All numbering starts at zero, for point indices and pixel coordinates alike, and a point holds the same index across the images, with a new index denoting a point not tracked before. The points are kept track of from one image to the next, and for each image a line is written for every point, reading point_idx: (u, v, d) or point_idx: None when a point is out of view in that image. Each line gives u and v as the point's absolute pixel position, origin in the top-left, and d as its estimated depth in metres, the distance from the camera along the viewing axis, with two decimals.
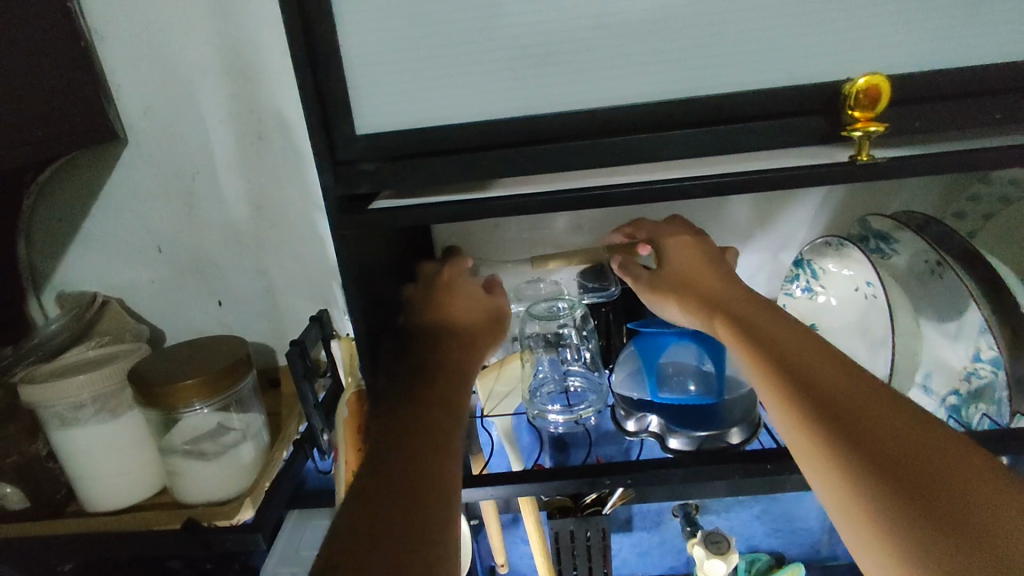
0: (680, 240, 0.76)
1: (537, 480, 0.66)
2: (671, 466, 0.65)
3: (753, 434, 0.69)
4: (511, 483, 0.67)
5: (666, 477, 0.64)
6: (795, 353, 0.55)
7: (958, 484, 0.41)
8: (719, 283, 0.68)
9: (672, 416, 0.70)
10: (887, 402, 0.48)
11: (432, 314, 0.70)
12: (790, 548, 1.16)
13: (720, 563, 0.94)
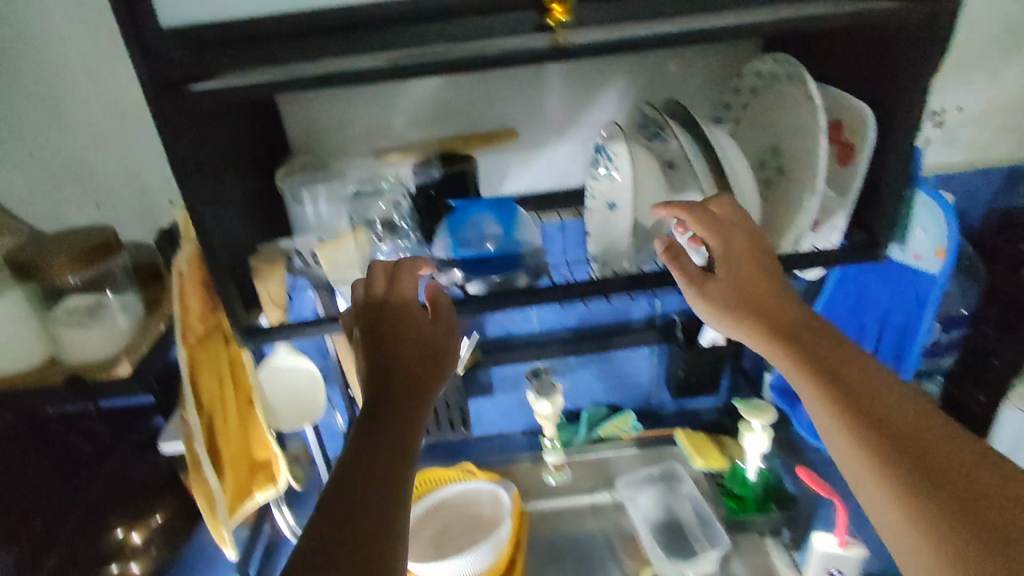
0: (736, 224, 0.81)
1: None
2: (461, 303, 0.84)
3: (534, 279, 0.90)
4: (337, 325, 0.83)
5: (458, 311, 0.84)
6: (814, 356, 0.72)
7: (969, 472, 0.60)
8: (753, 275, 0.80)
9: (472, 267, 0.88)
10: (876, 398, 0.67)
11: (398, 341, 0.73)
12: (624, 401, 1.43)
13: (546, 403, 1.17)
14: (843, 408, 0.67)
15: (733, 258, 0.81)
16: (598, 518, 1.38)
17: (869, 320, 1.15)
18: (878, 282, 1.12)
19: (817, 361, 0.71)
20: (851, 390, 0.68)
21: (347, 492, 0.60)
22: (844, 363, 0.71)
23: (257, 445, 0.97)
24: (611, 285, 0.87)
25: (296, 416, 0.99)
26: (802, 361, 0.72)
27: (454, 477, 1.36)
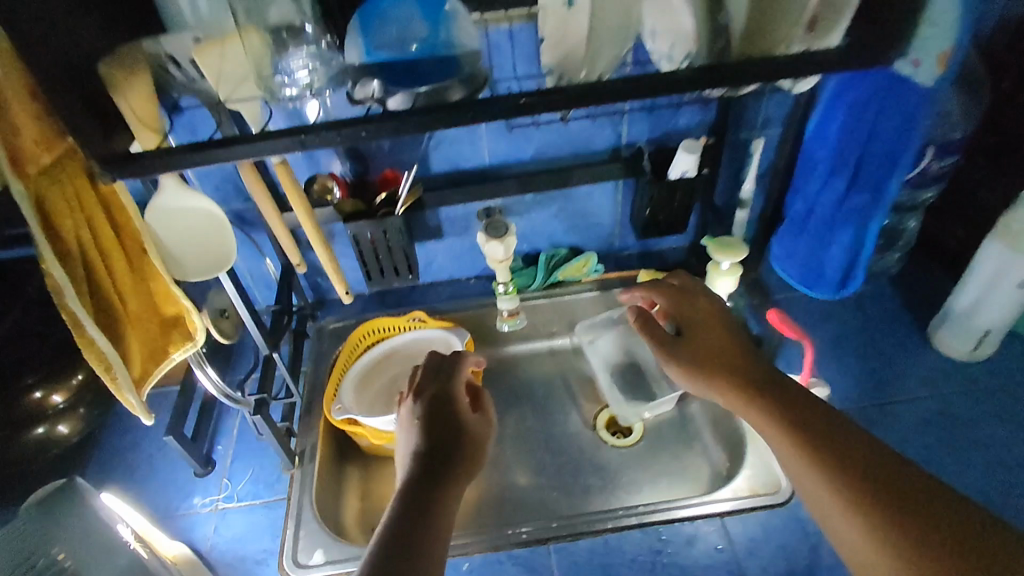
0: (685, 292, 0.94)
1: (247, 143, 0.66)
2: (378, 119, 0.67)
3: (471, 92, 0.72)
4: (220, 148, 0.66)
5: (376, 129, 0.67)
6: (760, 387, 0.75)
7: (909, 488, 0.61)
8: (712, 342, 0.86)
9: (392, 77, 0.71)
10: (813, 416, 0.70)
11: (452, 423, 0.84)
12: (586, 243, 1.34)
13: (497, 246, 1.05)
14: (785, 433, 0.70)
15: (690, 322, 0.90)
16: (555, 361, 1.33)
17: (853, 142, 1.02)
18: (870, 100, 0.98)
19: (769, 386, 0.75)
20: (791, 413, 0.72)
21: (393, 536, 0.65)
22: (782, 390, 0.75)
23: (158, 298, 0.82)
24: (563, 94, 0.71)
25: (203, 267, 0.83)
26: (752, 391, 0.76)
27: (402, 328, 1.27)
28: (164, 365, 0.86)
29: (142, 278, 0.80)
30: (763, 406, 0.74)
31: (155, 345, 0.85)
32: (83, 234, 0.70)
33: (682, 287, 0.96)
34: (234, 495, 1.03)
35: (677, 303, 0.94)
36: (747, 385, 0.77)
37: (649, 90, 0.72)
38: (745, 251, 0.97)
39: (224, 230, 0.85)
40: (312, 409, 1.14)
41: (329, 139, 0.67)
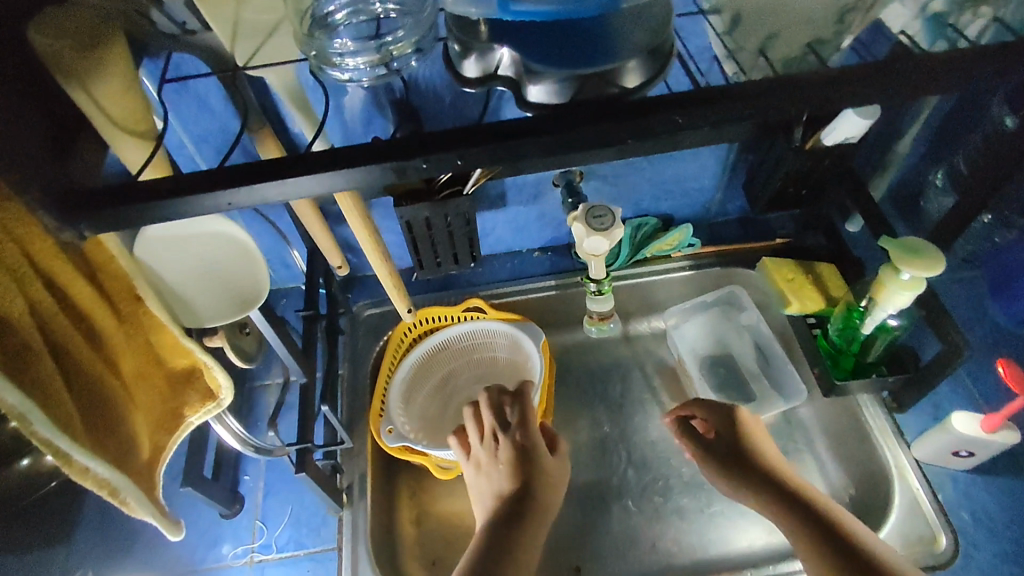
0: (739, 443, 0.86)
1: (312, 174, 0.44)
2: (515, 136, 0.43)
3: (654, 73, 0.45)
4: (272, 180, 0.44)
5: (512, 151, 0.43)
6: (783, 508, 0.78)
7: None
8: (738, 444, 0.86)
9: (536, 48, 0.43)
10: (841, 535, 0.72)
11: (538, 503, 0.81)
12: (679, 211, 1.06)
13: (601, 240, 0.79)
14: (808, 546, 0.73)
15: (750, 478, 0.83)
16: (632, 349, 1.10)
17: None
18: None
19: (800, 513, 0.76)
20: (813, 520, 0.75)
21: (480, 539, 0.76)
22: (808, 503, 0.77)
23: (162, 353, 0.59)
24: (802, 90, 0.45)
25: (221, 310, 0.62)
26: (777, 508, 0.78)
27: (454, 319, 1.03)
28: (180, 435, 0.63)
29: (137, 335, 0.56)
30: (785, 522, 0.77)
31: (165, 414, 0.61)
32: (43, 306, 0.47)
33: (739, 433, 0.87)
34: (272, 543, 0.85)
35: (731, 450, 0.86)
36: (774, 503, 0.79)
37: (928, 87, 0.46)
38: (942, 265, 0.73)
39: (245, 255, 0.63)
40: (354, 429, 0.95)
41: (438, 165, 0.44)
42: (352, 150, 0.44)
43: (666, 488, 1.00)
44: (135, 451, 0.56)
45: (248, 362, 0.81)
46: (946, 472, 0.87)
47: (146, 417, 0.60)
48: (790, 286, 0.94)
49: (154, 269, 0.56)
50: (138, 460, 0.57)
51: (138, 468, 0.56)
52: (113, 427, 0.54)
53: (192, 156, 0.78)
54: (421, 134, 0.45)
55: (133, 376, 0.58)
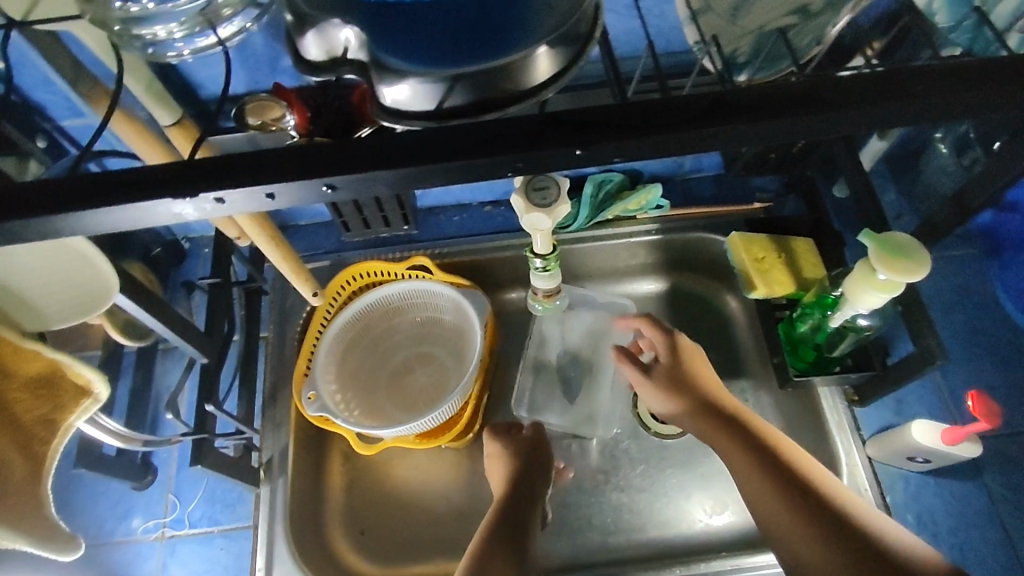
0: (689, 382, 0.71)
1: (62, 214, 0.31)
2: (353, 165, 0.31)
3: (565, 67, 0.34)
4: (10, 221, 0.31)
5: (345, 184, 0.31)
6: (765, 474, 0.61)
7: None
8: (701, 382, 0.71)
9: (383, 42, 0.33)
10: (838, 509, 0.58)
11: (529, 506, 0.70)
12: (648, 166, 0.91)
13: (544, 219, 0.68)
14: (809, 531, 0.57)
15: (710, 431, 0.68)
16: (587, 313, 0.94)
17: None
18: None
19: (786, 486, 0.60)
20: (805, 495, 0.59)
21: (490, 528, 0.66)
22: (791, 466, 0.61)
23: (8, 361, 0.52)
24: (736, 107, 0.33)
25: (69, 309, 0.56)
26: (750, 465, 0.62)
27: (397, 276, 0.88)
28: (60, 440, 0.56)
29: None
30: (769, 488, 0.60)
31: (34, 422, 0.54)
32: None
33: (685, 369, 0.72)
34: (185, 519, 0.82)
35: (684, 397, 0.71)
36: (742, 462, 0.63)
37: (910, 99, 0.34)
38: (924, 270, 0.62)
39: (87, 263, 0.53)
40: (278, 397, 0.85)
41: (244, 202, 0.32)
42: (118, 176, 0.32)
43: (611, 464, 0.86)
44: (2, 472, 0.50)
45: (139, 340, 0.79)
46: (900, 472, 0.79)
47: (10, 431, 0.52)
48: (757, 267, 0.83)
49: None
50: (9, 479, 0.51)
51: (11, 485, 0.51)
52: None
53: (63, 93, 0.64)
54: (220, 156, 0.32)
55: None
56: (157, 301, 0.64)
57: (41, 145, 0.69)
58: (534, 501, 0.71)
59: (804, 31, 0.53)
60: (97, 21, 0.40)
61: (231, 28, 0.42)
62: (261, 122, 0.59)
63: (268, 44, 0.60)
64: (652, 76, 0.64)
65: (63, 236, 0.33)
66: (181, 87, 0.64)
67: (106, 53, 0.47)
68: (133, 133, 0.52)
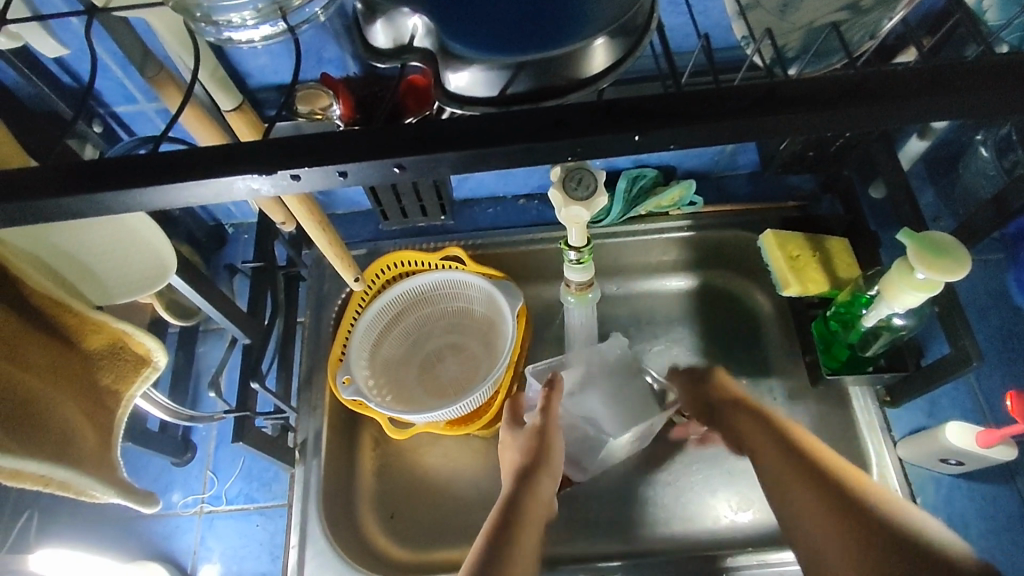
0: (713, 388, 0.77)
1: (145, 188, 0.33)
2: (415, 147, 0.32)
3: (622, 58, 0.35)
4: (97, 193, 0.33)
5: (412, 165, 0.33)
6: (778, 475, 0.62)
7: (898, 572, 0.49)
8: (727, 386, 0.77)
9: (450, 28, 0.34)
10: (829, 469, 0.60)
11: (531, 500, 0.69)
12: (683, 162, 0.91)
13: (582, 212, 0.68)
14: (820, 514, 0.57)
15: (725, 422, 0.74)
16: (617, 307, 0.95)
17: None
18: None
19: (785, 453, 0.63)
20: (814, 488, 0.59)
21: (493, 523, 0.65)
22: (794, 458, 0.62)
23: (74, 334, 0.55)
24: (789, 98, 0.34)
25: (127, 284, 0.59)
26: (762, 446, 0.66)
27: (430, 265, 0.90)
28: (125, 409, 0.58)
29: (36, 320, 0.52)
30: (778, 486, 0.62)
31: (99, 389, 0.56)
32: None
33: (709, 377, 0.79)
34: (222, 495, 0.85)
35: (694, 398, 0.80)
36: (752, 439, 0.68)
37: (967, 92, 0.34)
38: (965, 269, 0.62)
39: (147, 240, 0.58)
40: (313, 380, 0.88)
41: (316, 180, 0.33)
42: (197, 153, 0.33)
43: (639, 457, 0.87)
44: (80, 438, 0.53)
45: (183, 320, 0.82)
46: (930, 474, 0.79)
47: (80, 397, 0.55)
48: (792, 264, 0.83)
49: (46, 240, 0.53)
50: (86, 447, 0.53)
51: (88, 452, 0.53)
52: (43, 418, 0.50)
53: (120, 80, 0.67)
54: (295, 135, 0.33)
55: (54, 364, 0.53)
56: (206, 282, 0.66)
57: (97, 131, 0.73)
58: (534, 502, 0.69)
59: (856, 26, 0.53)
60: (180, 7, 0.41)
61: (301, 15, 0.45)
62: (309, 110, 0.61)
63: (321, 36, 0.62)
64: (700, 71, 0.64)
65: (140, 210, 0.35)
66: (233, 75, 0.66)
67: (184, 45, 0.49)
68: (196, 119, 0.54)
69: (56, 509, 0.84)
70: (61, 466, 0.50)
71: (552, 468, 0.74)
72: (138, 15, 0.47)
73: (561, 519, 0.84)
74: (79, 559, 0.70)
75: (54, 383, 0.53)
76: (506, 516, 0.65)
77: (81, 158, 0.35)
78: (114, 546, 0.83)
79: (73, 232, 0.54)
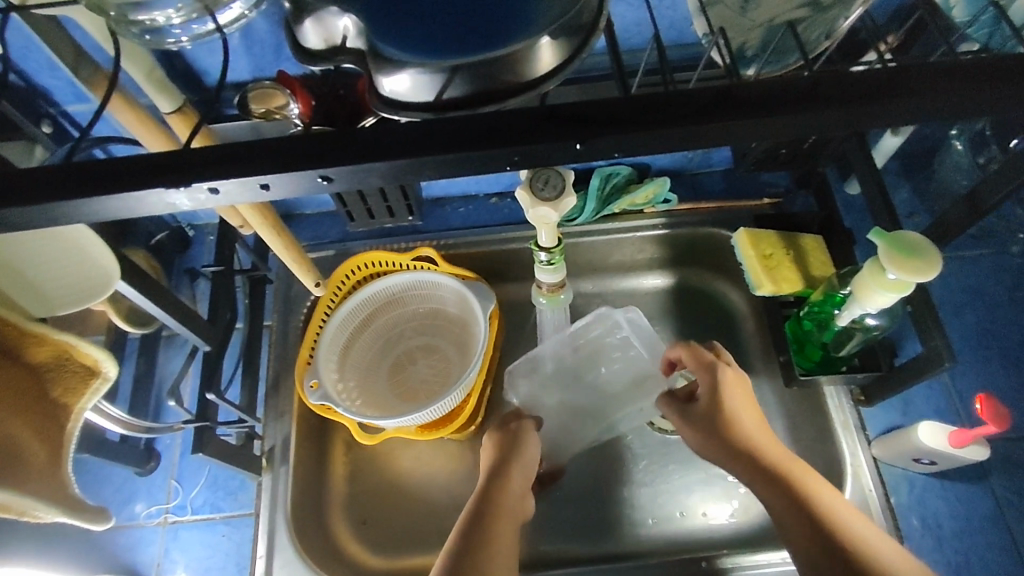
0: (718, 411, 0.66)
1: (54, 204, 0.31)
2: (346, 155, 0.30)
3: (568, 59, 0.33)
4: (5, 209, 0.31)
5: (342, 176, 0.31)
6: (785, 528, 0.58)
7: None
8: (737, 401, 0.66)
9: (383, 29, 0.32)
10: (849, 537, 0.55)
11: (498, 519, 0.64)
12: (656, 160, 0.90)
13: (549, 213, 0.66)
14: None
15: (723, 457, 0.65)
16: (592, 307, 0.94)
17: None
18: None
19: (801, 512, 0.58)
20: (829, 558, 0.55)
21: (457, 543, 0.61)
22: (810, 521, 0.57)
23: (16, 347, 0.52)
24: (744, 101, 0.32)
25: (72, 293, 0.57)
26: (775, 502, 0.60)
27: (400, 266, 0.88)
28: (76, 422, 0.56)
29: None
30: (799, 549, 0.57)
31: (47, 401, 0.54)
32: None
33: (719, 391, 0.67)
34: (187, 505, 0.83)
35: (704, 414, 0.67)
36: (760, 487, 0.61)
37: (927, 93, 0.33)
38: (935, 270, 0.61)
39: (87, 253, 0.55)
40: (281, 385, 0.85)
41: (241, 192, 0.31)
42: (111, 165, 0.31)
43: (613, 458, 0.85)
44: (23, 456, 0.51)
45: (143, 327, 0.80)
46: (904, 474, 0.78)
47: (24, 412, 0.53)
48: (766, 264, 0.82)
49: None
50: (33, 464, 0.52)
51: (34, 469, 0.52)
52: None
53: (67, 79, 0.64)
54: (216, 145, 0.31)
55: None
56: (160, 289, 0.64)
57: (47, 131, 0.69)
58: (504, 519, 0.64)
59: (814, 25, 0.51)
60: (95, 6, 0.39)
61: (228, 13, 0.43)
62: (265, 109, 0.59)
63: (273, 32, 0.59)
64: (657, 69, 0.63)
65: (58, 225, 0.33)
66: (186, 74, 0.64)
67: (103, 36, 0.46)
68: (133, 119, 0.52)
69: (13, 524, 0.81)
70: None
71: (522, 469, 0.70)
72: (67, 13, 0.45)
73: (535, 523, 0.83)
74: None
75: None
76: (470, 542, 0.61)
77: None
78: (75, 560, 0.81)
79: (5, 243, 0.51)
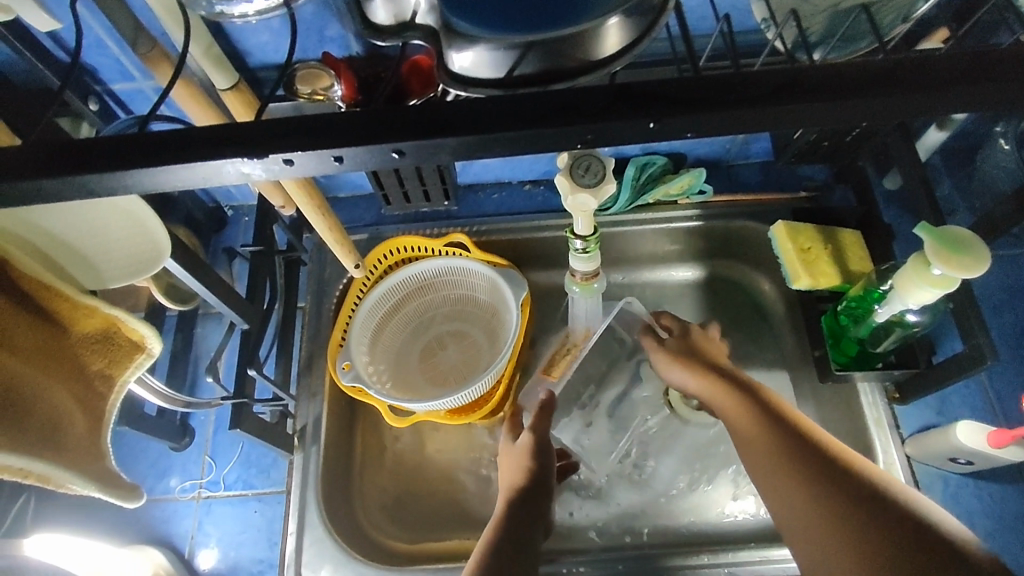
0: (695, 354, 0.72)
1: (132, 171, 0.31)
2: (414, 131, 0.30)
3: (637, 39, 0.33)
4: (81, 175, 0.31)
5: (412, 150, 0.31)
6: (746, 435, 0.62)
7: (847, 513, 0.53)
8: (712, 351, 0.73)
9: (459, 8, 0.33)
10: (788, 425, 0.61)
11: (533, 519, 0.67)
12: (692, 150, 0.89)
13: (591, 200, 0.65)
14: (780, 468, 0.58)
15: (711, 395, 0.68)
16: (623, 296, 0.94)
17: None
18: None
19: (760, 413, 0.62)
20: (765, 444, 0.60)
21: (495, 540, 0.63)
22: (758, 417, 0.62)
23: (66, 318, 0.54)
24: (816, 85, 0.32)
25: (122, 267, 0.58)
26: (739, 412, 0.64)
27: (433, 251, 0.88)
28: (117, 396, 0.57)
29: (27, 303, 0.51)
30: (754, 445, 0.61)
31: (91, 373, 0.55)
32: None
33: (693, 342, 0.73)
34: (220, 481, 0.84)
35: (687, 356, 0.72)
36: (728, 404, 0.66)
37: (1006, 80, 0.32)
38: (984, 266, 0.60)
39: (138, 227, 0.56)
40: (313, 365, 0.86)
41: (310, 165, 0.32)
42: (187, 134, 0.32)
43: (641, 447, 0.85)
44: (63, 427, 0.52)
45: (182, 304, 0.81)
46: (938, 472, 0.77)
47: (70, 382, 0.53)
48: (803, 258, 0.81)
49: (40, 223, 0.52)
50: (74, 434, 0.53)
51: (74, 441, 0.53)
52: (25, 407, 0.49)
53: (117, 57, 0.65)
54: (289, 118, 0.32)
55: (42, 349, 0.52)
56: (203, 266, 0.65)
57: (93, 108, 0.70)
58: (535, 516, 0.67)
59: (888, 9, 0.51)
60: None
61: None
62: (310, 90, 0.59)
63: (321, 15, 0.60)
64: (721, 55, 0.62)
65: (129, 193, 0.34)
66: (233, 54, 0.64)
67: (170, 16, 0.48)
68: (188, 96, 0.52)
69: (52, 493, 0.84)
70: (39, 459, 0.49)
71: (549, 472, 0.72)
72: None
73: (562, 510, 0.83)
74: (75, 544, 0.70)
75: (42, 367, 0.51)
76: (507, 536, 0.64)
77: (66, 137, 0.33)
78: (111, 531, 0.82)
79: (62, 216, 0.52)
